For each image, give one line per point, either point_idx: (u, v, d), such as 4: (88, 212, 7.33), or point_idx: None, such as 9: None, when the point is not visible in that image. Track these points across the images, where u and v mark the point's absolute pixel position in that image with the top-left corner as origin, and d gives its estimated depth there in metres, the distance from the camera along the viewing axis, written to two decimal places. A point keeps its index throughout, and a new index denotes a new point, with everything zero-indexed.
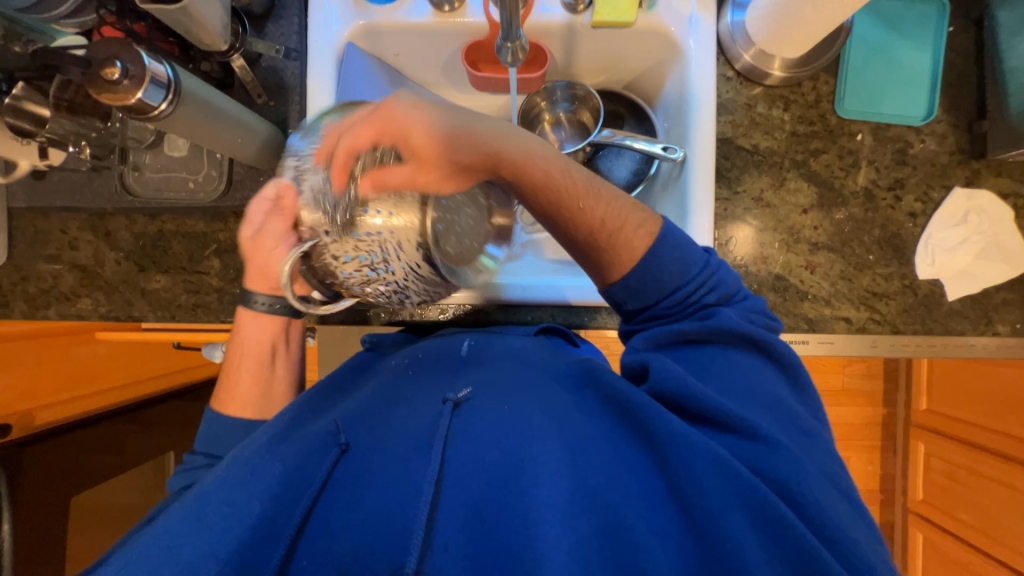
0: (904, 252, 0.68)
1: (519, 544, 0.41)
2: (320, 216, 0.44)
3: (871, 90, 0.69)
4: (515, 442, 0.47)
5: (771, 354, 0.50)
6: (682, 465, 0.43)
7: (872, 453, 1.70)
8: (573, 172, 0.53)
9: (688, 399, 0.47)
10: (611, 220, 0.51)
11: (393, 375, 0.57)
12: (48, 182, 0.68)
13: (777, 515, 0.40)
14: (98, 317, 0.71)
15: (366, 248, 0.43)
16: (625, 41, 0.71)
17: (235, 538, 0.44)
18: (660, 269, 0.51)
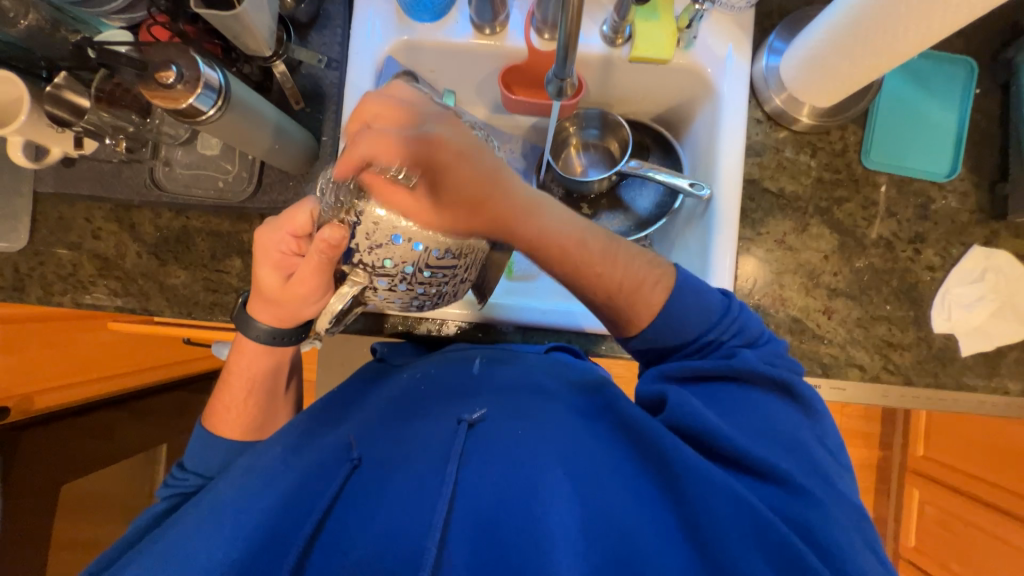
0: (921, 304, 0.68)
1: (529, 567, 0.41)
2: (386, 246, 0.42)
3: (896, 144, 0.70)
4: (528, 466, 0.47)
5: (792, 386, 0.49)
6: (695, 499, 0.43)
7: (865, 495, 1.70)
8: (588, 241, 0.50)
9: (709, 432, 0.46)
10: (629, 283, 0.51)
11: (407, 387, 0.58)
12: (77, 171, 0.69)
13: (801, 560, 0.39)
14: (113, 308, 0.70)
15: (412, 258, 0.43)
16: (660, 76, 0.72)
17: (250, 545, 0.44)
18: (677, 321, 0.50)
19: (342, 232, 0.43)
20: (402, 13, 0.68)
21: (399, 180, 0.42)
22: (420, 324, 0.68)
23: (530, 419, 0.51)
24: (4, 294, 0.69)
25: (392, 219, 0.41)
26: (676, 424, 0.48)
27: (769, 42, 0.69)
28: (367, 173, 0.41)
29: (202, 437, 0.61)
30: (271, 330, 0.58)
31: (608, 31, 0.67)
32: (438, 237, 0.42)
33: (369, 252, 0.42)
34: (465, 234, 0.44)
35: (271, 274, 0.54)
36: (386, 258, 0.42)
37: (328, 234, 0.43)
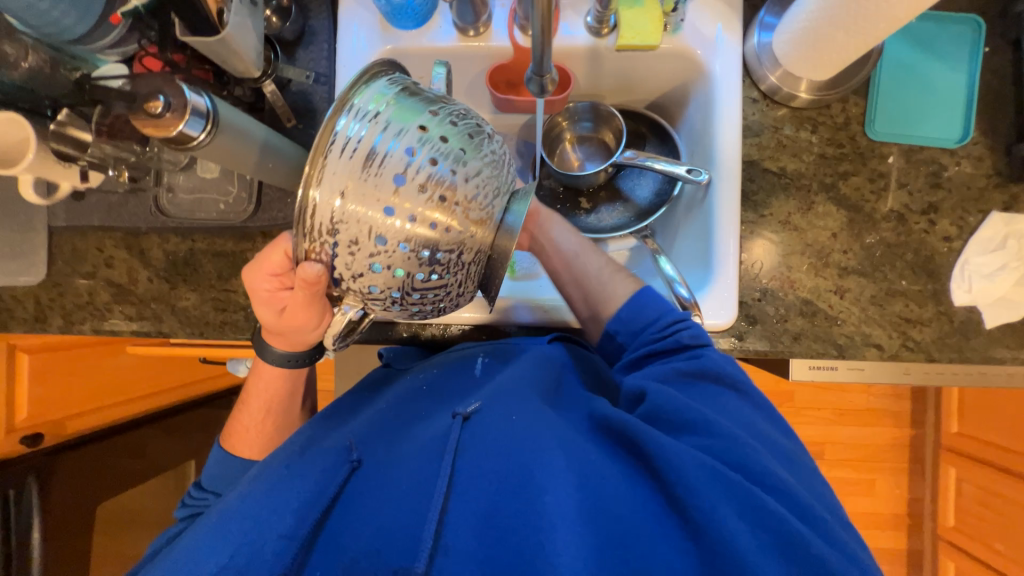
0: (939, 276, 0.66)
1: (529, 548, 0.42)
2: (368, 269, 0.42)
3: (903, 113, 0.67)
4: (521, 453, 0.47)
5: (737, 380, 0.53)
6: (672, 473, 0.44)
7: (899, 476, 1.65)
8: (588, 253, 0.61)
9: (675, 410, 0.49)
10: (608, 267, 0.61)
11: (406, 389, 0.59)
12: (87, 203, 0.71)
13: (767, 510, 0.42)
14: (130, 332, 0.72)
15: (395, 277, 0.43)
16: (650, 62, 0.70)
17: (255, 551, 0.44)
18: (643, 305, 0.57)
19: (316, 272, 0.42)
20: (386, 22, 0.69)
21: (372, 200, 0.39)
22: (424, 328, 0.68)
23: (521, 405, 0.51)
24: (28, 326, 0.72)
25: (369, 239, 0.40)
26: (655, 412, 0.50)
27: (760, 18, 0.67)
28: (332, 185, 0.39)
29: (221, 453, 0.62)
30: (287, 355, 0.57)
31: (592, 21, 0.66)
32: (422, 251, 0.42)
33: (350, 273, 0.42)
34: (454, 243, 0.43)
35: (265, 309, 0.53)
36: (370, 277, 0.42)
37: (307, 272, 0.42)
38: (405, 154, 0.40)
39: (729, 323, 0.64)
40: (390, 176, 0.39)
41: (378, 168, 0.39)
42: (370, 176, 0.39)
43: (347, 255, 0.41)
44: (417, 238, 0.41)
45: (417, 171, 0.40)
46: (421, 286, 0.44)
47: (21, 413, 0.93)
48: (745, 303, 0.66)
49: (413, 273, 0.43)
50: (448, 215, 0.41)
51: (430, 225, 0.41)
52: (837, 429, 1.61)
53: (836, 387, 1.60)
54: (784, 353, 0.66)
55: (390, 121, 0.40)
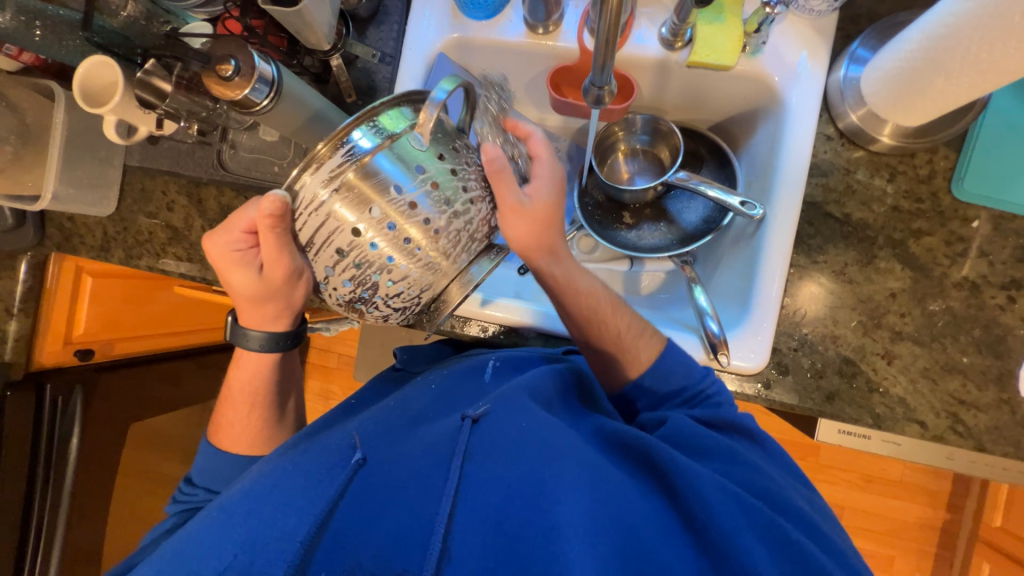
0: (1008, 360, 0.59)
1: (542, 557, 0.41)
2: (334, 257, 0.46)
3: (1001, 174, 0.61)
4: (533, 461, 0.47)
5: (751, 427, 0.55)
6: (689, 490, 0.46)
7: (923, 559, 1.52)
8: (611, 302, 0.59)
9: (688, 435, 0.52)
10: (633, 331, 0.59)
11: (416, 389, 0.60)
12: (159, 148, 0.76)
13: (782, 531, 0.43)
14: (178, 273, 0.77)
15: (354, 286, 0.48)
16: (720, 82, 0.67)
17: (267, 548, 0.43)
18: (666, 373, 0.57)
19: (280, 202, 0.43)
20: (457, 10, 0.69)
21: (351, 197, 0.43)
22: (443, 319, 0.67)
23: (532, 414, 0.50)
24: (93, 253, 0.79)
25: (343, 225, 0.44)
26: (671, 439, 0.53)
27: (852, 50, 0.62)
28: (322, 176, 0.43)
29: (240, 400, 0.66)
30: (270, 338, 0.60)
31: (666, 33, 0.63)
32: (387, 258, 0.46)
33: (319, 252, 0.46)
34: (418, 260, 0.47)
35: (245, 279, 0.56)
36: (333, 265, 0.46)
37: (266, 207, 0.43)
38: (398, 183, 0.44)
39: (757, 368, 0.60)
40: (379, 190, 0.43)
41: (368, 183, 0.43)
42: (362, 183, 0.43)
43: (319, 251, 0.46)
44: (385, 243, 0.45)
45: (402, 198, 0.44)
46: (380, 292, 0.48)
47: (79, 329, 1.01)
48: (778, 351, 0.62)
49: (373, 274, 0.47)
50: (417, 233, 0.45)
51: (401, 240, 0.45)
52: (860, 494, 1.50)
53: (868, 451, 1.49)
54: (812, 411, 0.61)
55: (398, 147, 0.43)
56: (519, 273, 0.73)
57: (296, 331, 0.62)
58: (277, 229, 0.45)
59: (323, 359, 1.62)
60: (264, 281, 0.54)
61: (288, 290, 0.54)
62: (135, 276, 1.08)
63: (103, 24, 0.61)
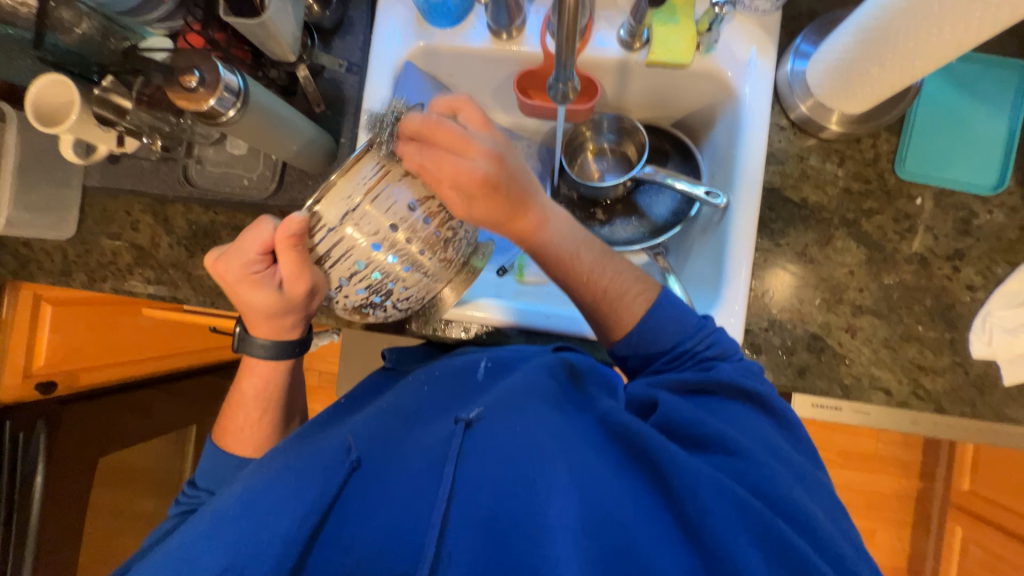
0: (958, 326, 0.63)
1: (531, 560, 0.40)
2: (351, 270, 0.49)
3: (937, 154, 0.66)
4: (527, 462, 0.46)
5: (754, 391, 0.51)
6: (684, 491, 0.43)
7: (900, 528, 1.59)
8: (585, 252, 0.54)
9: (686, 423, 0.49)
10: (614, 291, 0.55)
11: (409, 391, 0.59)
12: (120, 167, 0.74)
13: (778, 534, 0.41)
14: (147, 294, 0.75)
15: (371, 291, 0.51)
16: (678, 80, 0.70)
17: (259, 554, 0.42)
18: (658, 330, 0.54)
19: (300, 222, 0.45)
20: (422, 18, 0.70)
21: (371, 215, 0.46)
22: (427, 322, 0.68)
23: (526, 415, 0.50)
24: (54, 278, 0.76)
25: (360, 244, 0.47)
26: (667, 422, 0.50)
27: (796, 46, 0.66)
28: (343, 196, 0.44)
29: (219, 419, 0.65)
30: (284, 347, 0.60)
31: (624, 35, 0.66)
32: (404, 267, 0.50)
33: (335, 265, 0.48)
34: (430, 268, 0.52)
35: (262, 297, 0.53)
36: (350, 276, 0.49)
37: (289, 228, 0.45)
38: (409, 199, 0.47)
39: None
40: (402, 206, 0.47)
41: (382, 202, 0.45)
42: (386, 198, 0.46)
43: (336, 263, 0.48)
44: (404, 255, 0.49)
45: (417, 208, 0.48)
46: (393, 296, 0.53)
47: (38, 361, 0.97)
48: (751, 331, 0.65)
49: (388, 283, 0.51)
50: (429, 248, 0.50)
51: (416, 251, 0.50)
52: (838, 472, 1.56)
53: (843, 429, 1.56)
54: (786, 386, 0.64)
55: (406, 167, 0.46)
56: (498, 274, 0.74)
57: (303, 338, 0.62)
58: (299, 248, 0.47)
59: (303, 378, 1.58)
60: (285, 299, 0.53)
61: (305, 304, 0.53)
62: (97, 302, 1.05)
63: (56, 42, 0.60)
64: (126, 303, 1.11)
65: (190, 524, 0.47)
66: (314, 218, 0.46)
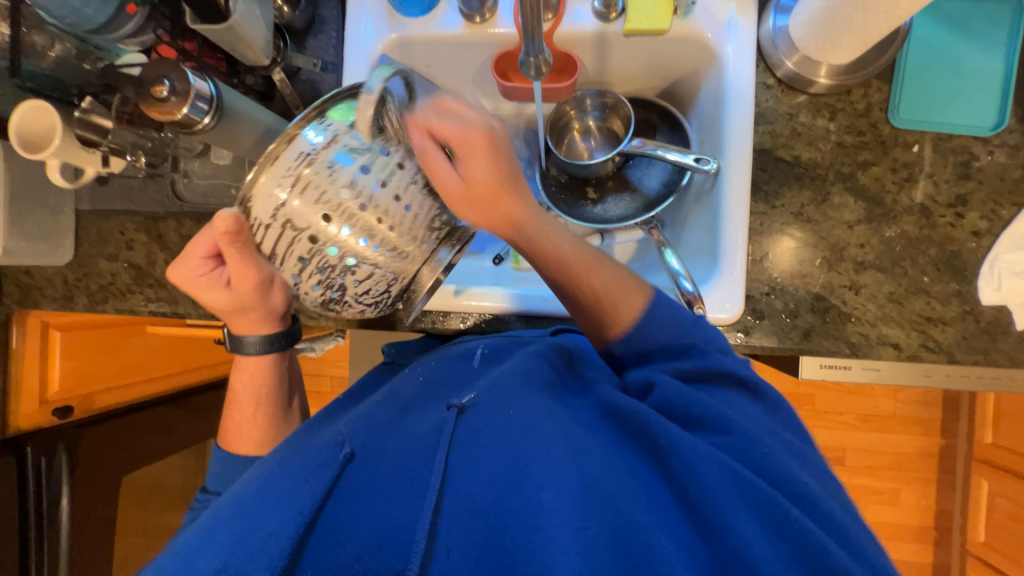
0: (965, 274, 0.62)
1: (526, 546, 0.39)
2: (304, 255, 0.45)
3: (931, 99, 0.64)
4: (518, 446, 0.44)
5: (747, 378, 0.51)
6: (684, 471, 0.43)
7: (926, 486, 1.57)
8: (581, 248, 0.54)
9: (686, 406, 0.48)
10: (612, 288, 0.54)
11: (404, 382, 0.58)
12: (109, 187, 0.75)
13: (780, 511, 0.40)
14: (148, 313, 0.76)
15: (330, 276, 0.47)
16: (659, 49, 0.69)
17: (250, 558, 0.40)
18: (654, 326, 0.53)
19: (232, 218, 0.43)
20: (392, 9, 0.69)
21: (307, 207, 0.42)
22: (425, 316, 0.68)
23: (518, 399, 0.48)
24: (57, 304, 0.77)
25: (300, 236, 0.44)
26: (662, 403, 0.49)
27: (777, 0, 0.64)
28: (274, 184, 0.42)
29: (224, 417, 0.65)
30: (267, 339, 0.61)
31: (599, 6, 0.65)
32: (348, 260, 0.46)
33: (283, 262, 0.46)
34: (398, 246, 0.46)
35: (219, 296, 0.56)
36: (299, 273, 0.46)
37: (220, 225, 0.43)
38: (348, 180, 0.42)
39: (735, 318, 0.62)
40: (340, 192, 0.42)
41: (317, 189, 0.42)
42: (320, 187, 0.42)
43: (289, 248, 0.45)
44: (346, 247, 0.45)
45: (360, 192, 0.43)
46: (348, 292, 0.48)
47: (53, 386, 0.98)
48: (753, 298, 0.64)
49: (337, 277, 0.47)
50: (376, 237, 0.45)
51: (376, 223, 0.45)
52: (859, 435, 1.55)
53: (860, 391, 1.54)
54: (793, 350, 0.63)
55: (349, 141, 0.42)
56: (493, 262, 0.73)
57: (290, 329, 0.63)
58: (237, 245, 0.45)
59: (316, 384, 1.60)
60: (236, 295, 0.54)
61: (264, 298, 0.55)
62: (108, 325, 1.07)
63: (32, 68, 0.60)
64: (132, 323, 1.12)
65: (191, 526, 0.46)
66: (249, 216, 0.43)
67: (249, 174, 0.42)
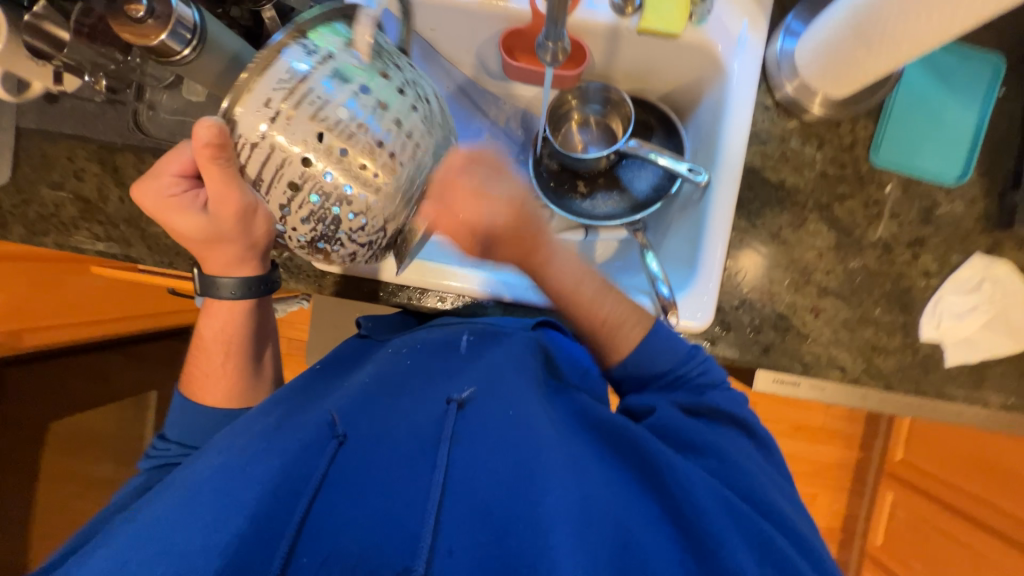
0: (912, 310, 0.67)
1: (530, 553, 0.39)
2: (293, 186, 0.42)
3: (909, 143, 0.67)
4: (522, 449, 0.45)
5: (747, 420, 0.54)
6: (680, 489, 0.45)
7: (839, 493, 1.73)
8: (586, 283, 0.58)
9: (682, 433, 0.52)
10: (611, 320, 0.57)
11: (390, 364, 0.56)
12: (60, 108, 0.67)
13: (761, 533, 0.43)
14: (95, 252, 0.69)
15: (321, 209, 0.43)
16: (669, 52, 0.68)
17: (234, 532, 0.41)
18: (652, 355, 0.56)
19: (217, 128, 0.40)
20: None
21: (297, 127, 0.40)
22: (400, 292, 0.66)
23: (520, 401, 0.50)
24: None
25: (290, 157, 0.41)
26: (660, 429, 0.53)
27: (788, 23, 0.65)
28: (256, 103, 0.40)
29: (188, 363, 0.62)
30: (242, 284, 0.55)
31: None
32: (342, 188, 0.42)
33: (270, 189, 0.43)
34: (395, 178, 0.43)
35: (190, 221, 0.51)
36: (287, 202, 0.43)
37: (202, 134, 0.40)
38: (340, 103, 0.40)
39: (703, 327, 0.64)
40: (331, 112, 0.40)
41: (306, 109, 0.40)
42: (308, 105, 0.40)
43: (276, 176, 0.42)
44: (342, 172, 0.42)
45: (353, 116, 0.41)
46: (342, 228, 0.44)
47: None
48: (722, 309, 0.67)
49: (331, 208, 0.43)
50: (376, 162, 0.42)
51: (371, 152, 0.42)
52: (790, 443, 1.67)
53: (796, 403, 1.65)
54: (751, 363, 0.67)
55: (338, 66, 0.41)
56: None
57: (268, 276, 0.57)
58: (222, 161, 0.41)
59: None
60: (214, 223, 0.48)
61: (244, 229, 0.48)
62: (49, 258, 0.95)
63: None
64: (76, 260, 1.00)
65: (161, 495, 0.45)
66: (235, 137, 0.41)
67: (230, 97, 0.40)
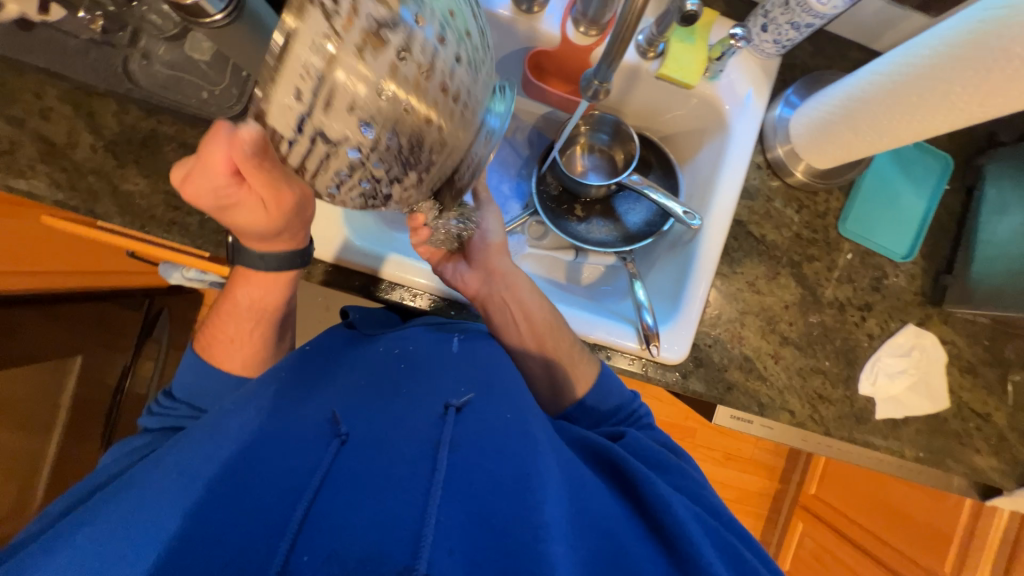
0: (855, 365, 0.75)
1: (527, 558, 0.39)
2: (337, 153, 0.28)
3: (869, 219, 0.76)
4: (518, 457, 0.46)
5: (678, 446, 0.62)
6: (660, 505, 0.48)
7: (756, 519, 1.89)
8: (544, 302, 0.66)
9: (651, 454, 0.57)
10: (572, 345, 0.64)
11: (382, 360, 0.55)
12: (33, 37, 0.59)
13: (733, 545, 0.48)
14: (51, 201, 0.62)
15: (374, 180, 0.30)
16: (681, 99, 0.73)
17: (228, 529, 0.39)
18: (608, 390, 0.64)
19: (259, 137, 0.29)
20: None
21: (343, 98, 0.26)
22: (392, 291, 0.66)
23: (515, 410, 0.51)
24: None
25: (338, 149, 0.28)
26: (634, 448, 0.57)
27: (788, 95, 0.72)
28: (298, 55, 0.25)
29: (211, 325, 0.62)
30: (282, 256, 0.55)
31: (642, 42, 0.67)
32: (408, 150, 0.29)
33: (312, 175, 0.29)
34: (467, 131, 0.31)
35: (247, 216, 0.46)
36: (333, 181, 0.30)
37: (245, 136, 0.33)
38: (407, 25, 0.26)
39: (677, 360, 0.69)
40: (384, 65, 0.26)
41: (362, 39, 0.25)
42: (350, 61, 0.25)
43: (320, 149, 0.28)
44: (408, 134, 0.29)
45: (422, 46, 0.27)
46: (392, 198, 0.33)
47: None
48: (697, 346, 0.72)
49: (388, 185, 0.31)
50: (450, 112, 0.29)
51: (445, 93, 0.28)
52: (721, 469, 1.80)
53: (731, 434, 1.79)
54: (716, 399, 0.72)
55: None
56: None
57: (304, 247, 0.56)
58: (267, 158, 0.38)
59: None
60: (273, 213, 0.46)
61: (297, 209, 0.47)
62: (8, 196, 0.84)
63: None
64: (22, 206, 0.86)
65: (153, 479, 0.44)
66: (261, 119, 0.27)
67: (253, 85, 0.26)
